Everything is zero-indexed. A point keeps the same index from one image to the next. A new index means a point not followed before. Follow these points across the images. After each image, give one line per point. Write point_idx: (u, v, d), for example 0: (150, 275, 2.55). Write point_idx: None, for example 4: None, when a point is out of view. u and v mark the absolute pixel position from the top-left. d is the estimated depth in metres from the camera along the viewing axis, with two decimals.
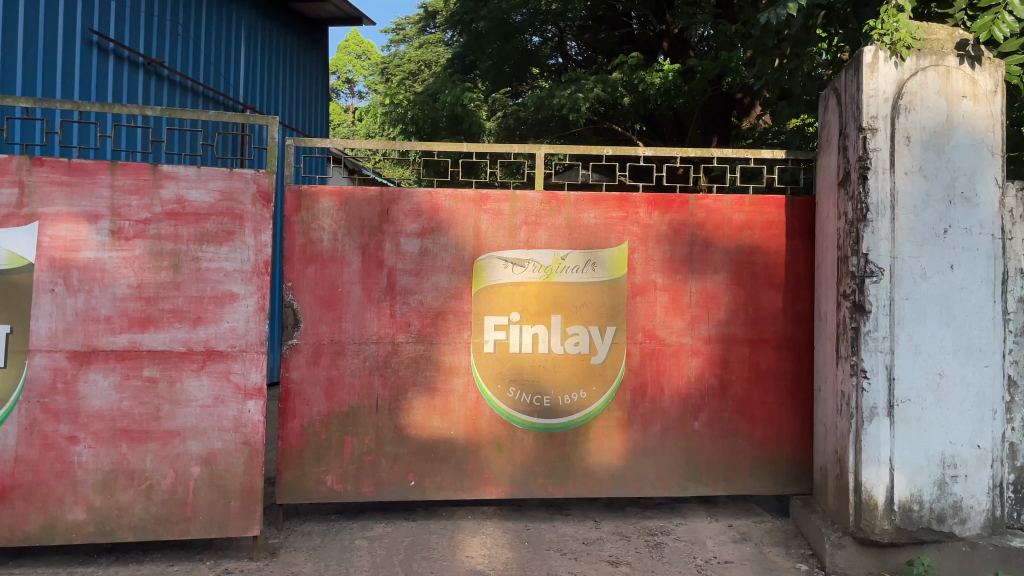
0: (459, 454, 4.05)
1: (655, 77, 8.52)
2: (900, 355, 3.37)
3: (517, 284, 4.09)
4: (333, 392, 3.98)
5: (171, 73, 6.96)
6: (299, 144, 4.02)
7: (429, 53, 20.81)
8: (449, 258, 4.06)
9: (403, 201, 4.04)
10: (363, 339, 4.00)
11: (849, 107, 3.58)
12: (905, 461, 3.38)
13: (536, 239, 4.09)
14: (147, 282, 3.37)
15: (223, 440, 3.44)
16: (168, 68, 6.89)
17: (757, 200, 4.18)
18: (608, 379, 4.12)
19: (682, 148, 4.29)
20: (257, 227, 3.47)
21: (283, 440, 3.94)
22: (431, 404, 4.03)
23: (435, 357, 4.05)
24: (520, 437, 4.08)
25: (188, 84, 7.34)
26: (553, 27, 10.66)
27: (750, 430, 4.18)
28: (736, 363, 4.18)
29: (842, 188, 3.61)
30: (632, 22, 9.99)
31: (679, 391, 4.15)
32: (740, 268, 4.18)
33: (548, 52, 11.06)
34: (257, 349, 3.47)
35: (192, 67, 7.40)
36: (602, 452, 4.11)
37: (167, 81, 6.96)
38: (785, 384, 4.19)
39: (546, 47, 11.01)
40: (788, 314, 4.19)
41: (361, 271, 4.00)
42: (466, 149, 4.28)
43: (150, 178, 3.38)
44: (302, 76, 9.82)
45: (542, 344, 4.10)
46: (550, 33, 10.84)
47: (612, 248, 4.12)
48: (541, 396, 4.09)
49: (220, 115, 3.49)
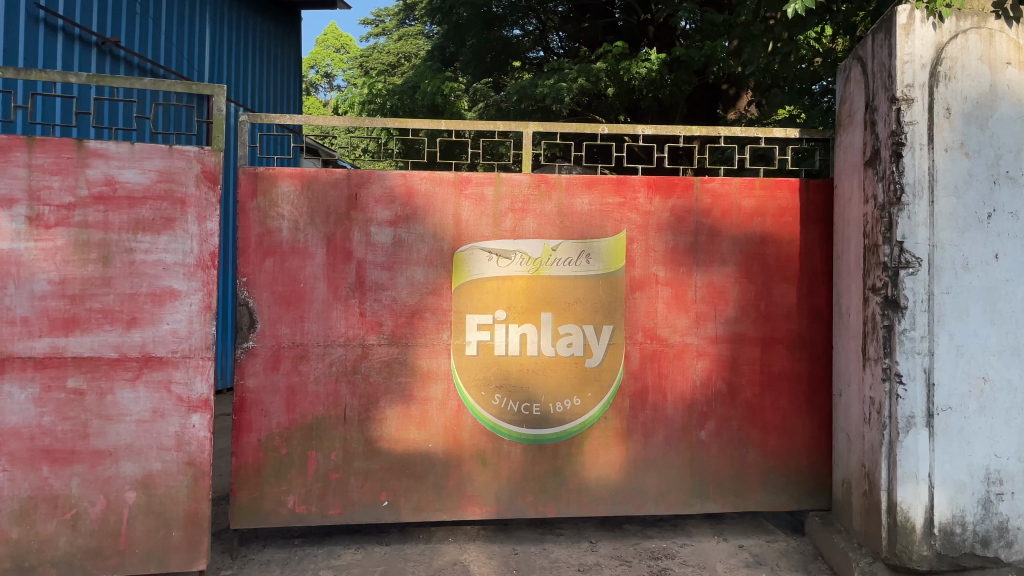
0: (438, 470, 3.60)
1: (641, 68, 8.03)
2: (940, 358, 2.96)
3: (503, 278, 3.64)
4: (294, 401, 3.51)
5: (129, 54, 6.45)
6: (254, 120, 3.54)
7: (407, 46, 20.29)
8: (426, 250, 3.60)
9: (374, 185, 3.58)
10: (329, 342, 3.54)
11: (878, 76, 3.16)
12: (946, 478, 2.98)
13: (524, 227, 3.65)
14: (71, 278, 2.89)
15: (163, 461, 2.97)
16: (124, 49, 6.36)
17: (769, 183, 3.77)
18: (605, 384, 3.68)
19: (685, 126, 3.84)
20: (201, 214, 3.00)
21: (237, 457, 3.46)
22: (405, 414, 3.58)
23: (410, 361, 3.59)
24: (507, 450, 3.63)
25: (147, 67, 6.83)
26: (535, 19, 10.20)
27: (763, 439, 3.76)
28: (746, 365, 3.75)
29: (870, 168, 3.19)
30: (615, 10, 9.45)
31: (684, 397, 3.72)
32: (750, 260, 3.76)
33: (530, 45, 10.51)
34: (202, 355, 3.01)
35: (153, 50, 6.88)
36: (598, 466, 3.67)
37: (123, 63, 6.44)
38: (800, 388, 3.77)
39: (528, 39, 10.47)
40: (803, 310, 3.77)
41: (326, 264, 3.54)
42: (442, 126, 3.80)
43: (74, 156, 2.89)
44: (272, 61, 9.30)
45: (531, 346, 3.66)
46: (531, 26, 10.35)
47: (609, 238, 3.68)
48: (530, 404, 3.65)
49: (158, 83, 3.00)
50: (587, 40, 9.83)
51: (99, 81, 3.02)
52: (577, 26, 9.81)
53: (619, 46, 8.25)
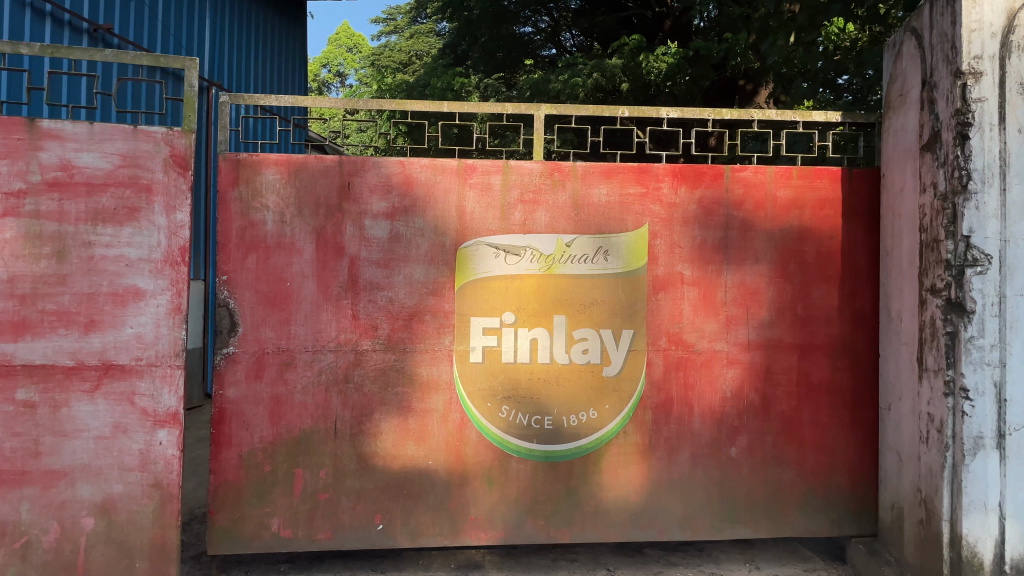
0: (440, 491, 3.24)
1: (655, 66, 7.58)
2: (1012, 369, 2.62)
3: (511, 277, 3.28)
4: (279, 413, 3.16)
5: (124, 43, 5.96)
6: (236, 102, 3.20)
7: (419, 45, 19.93)
8: (426, 246, 3.24)
9: (369, 173, 3.23)
10: (318, 348, 3.19)
11: (938, 48, 2.79)
12: (1017, 507, 2.63)
13: (535, 220, 3.28)
14: (21, 275, 2.55)
15: (125, 483, 2.63)
16: (119, 37, 5.87)
17: (807, 172, 3.39)
18: (625, 395, 3.31)
19: (715, 109, 3.46)
20: (169, 203, 2.66)
21: (216, 475, 3.11)
22: (403, 427, 3.22)
23: (408, 369, 3.23)
24: (515, 468, 3.27)
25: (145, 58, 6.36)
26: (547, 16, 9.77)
27: (800, 457, 3.38)
28: (782, 374, 3.37)
29: (928, 152, 2.82)
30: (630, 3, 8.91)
31: (713, 409, 3.35)
32: (786, 258, 3.37)
33: (541, 42, 10.12)
34: (171, 363, 2.66)
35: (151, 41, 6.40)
36: (617, 487, 3.30)
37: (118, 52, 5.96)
38: (842, 400, 3.39)
39: (540, 37, 10.05)
40: (845, 314, 3.39)
41: (315, 261, 3.19)
42: (445, 109, 3.40)
43: (26, 137, 2.55)
44: (274, 51, 8.92)
45: (542, 352, 3.29)
46: (544, 22, 9.88)
47: (629, 233, 3.31)
48: (541, 417, 3.28)
49: (121, 55, 2.69)
50: (602, 35, 9.47)
51: (55, 53, 2.74)
52: (591, 20, 9.39)
53: (636, 40, 7.83)
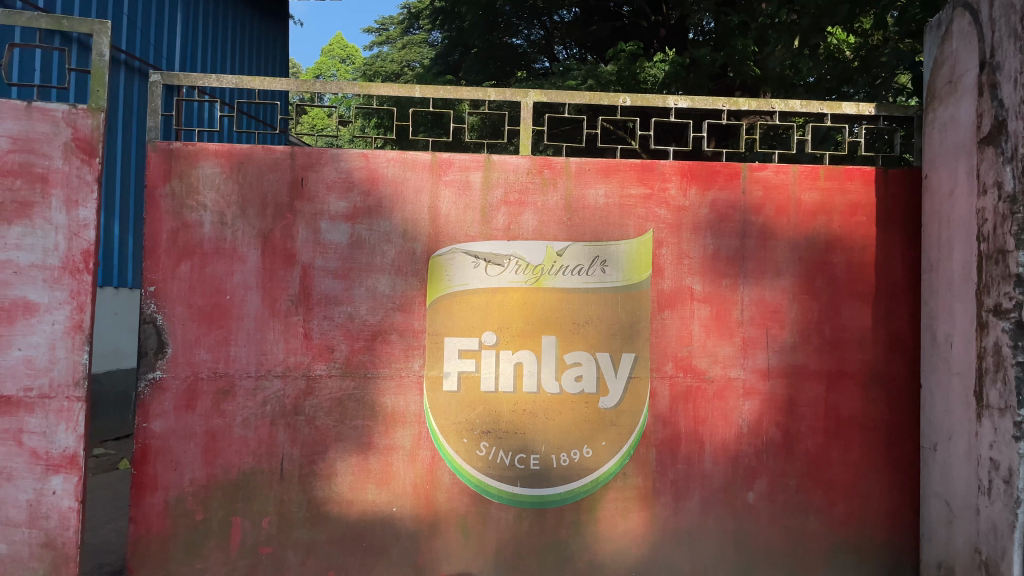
0: (404, 545, 2.75)
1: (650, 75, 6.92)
2: None
3: (492, 292, 2.79)
4: (214, 450, 2.68)
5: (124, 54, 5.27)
6: (170, 81, 2.72)
7: (413, 54, 19.45)
8: (393, 254, 2.76)
9: (326, 168, 2.75)
10: (262, 373, 2.71)
11: (1001, 23, 2.35)
12: None
13: (521, 224, 2.81)
14: None
15: (10, 541, 2.37)
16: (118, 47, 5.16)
17: (836, 172, 2.92)
18: (625, 430, 2.82)
19: (730, 98, 2.99)
20: (71, 196, 2.41)
21: (137, 524, 2.64)
22: (362, 468, 2.74)
23: (369, 399, 2.75)
24: (495, 516, 2.78)
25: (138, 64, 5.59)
26: (541, 25, 9.18)
27: (829, 504, 2.88)
28: (807, 407, 2.89)
29: (989, 146, 2.38)
30: (623, 10, 8.43)
31: (726, 447, 2.86)
32: (812, 271, 2.90)
33: (535, 56, 9.48)
34: (69, 395, 2.40)
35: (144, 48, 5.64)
36: (614, 538, 2.81)
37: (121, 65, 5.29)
38: (877, 438, 2.89)
39: (533, 49, 9.42)
40: (880, 336, 2.91)
41: (261, 270, 2.71)
42: (417, 93, 2.91)
43: None
44: (252, 42, 8.36)
45: (528, 380, 2.80)
46: (537, 34, 9.30)
47: (631, 240, 2.84)
48: (528, 456, 2.79)
49: (15, 15, 2.27)
50: (597, 45, 8.86)
51: None
52: (585, 30, 8.79)
53: (632, 44, 7.19)
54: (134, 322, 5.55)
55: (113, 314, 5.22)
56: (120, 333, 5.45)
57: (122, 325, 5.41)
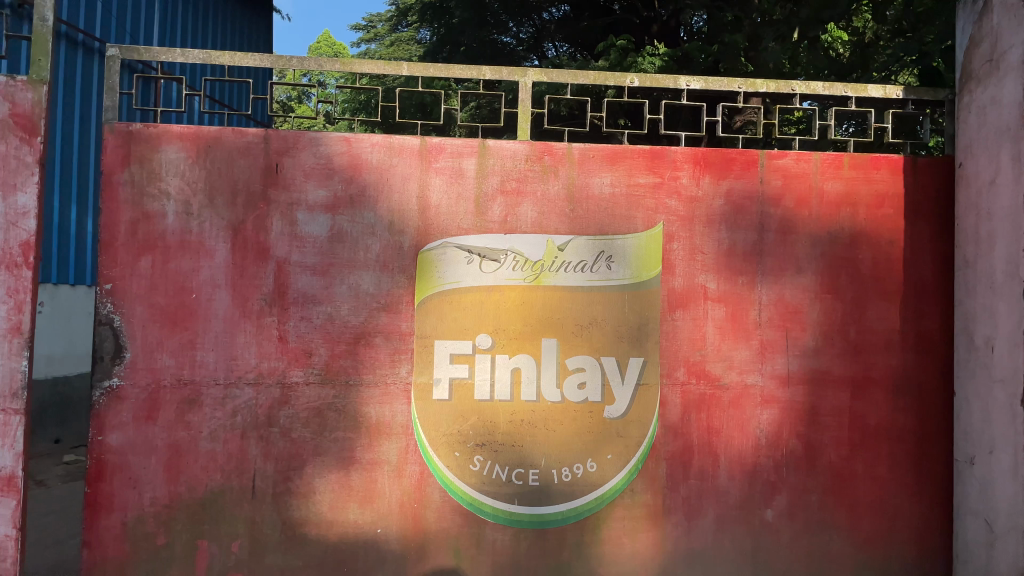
0: (388, 571, 2.49)
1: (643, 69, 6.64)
2: None
3: (487, 290, 2.54)
4: (178, 466, 2.42)
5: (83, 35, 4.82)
6: (128, 56, 2.44)
7: (401, 51, 19.11)
8: (377, 249, 2.50)
9: (303, 153, 2.49)
10: (232, 380, 2.44)
11: None
12: None
13: (519, 216, 2.55)
14: None
15: None
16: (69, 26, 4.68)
17: (862, 160, 2.67)
18: (632, 442, 2.58)
19: (746, 79, 2.75)
20: (8, 181, 2.20)
21: (91, 549, 2.37)
22: (343, 485, 2.47)
23: (351, 409, 2.48)
24: (489, 538, 2.52)
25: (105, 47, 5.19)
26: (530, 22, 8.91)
27: (854, 523, 2.64)
28: (830, 417, 2.64)
29: None
30: (615, 6, 8.17)
31: (742, 460, 2.62)
32: (836, 268, 2.66)
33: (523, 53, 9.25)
34: (7, 407, 2.20)
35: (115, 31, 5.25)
36: (621, 561, 2.56)
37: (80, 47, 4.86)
38: (906, 450, 2.66)
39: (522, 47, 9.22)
40: (910, 339, 2.67)
41: (231, 266, 2.45)
42: (405, 71, 2.65)
43: None
44: (236, 34, 8.05)
45: (527, 387, 2.54)
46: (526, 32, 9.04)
47: (640, 234, 2.59)
48: (526, 471, 2.54)
49: None
50: (587, 43, 8.60)
51: None
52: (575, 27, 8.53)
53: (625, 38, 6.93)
54: (88, 321, 5.17)
55: (66, 312, 4.88)
56: (70, 337, 5.01)
57: (76, 325, 5.04)
